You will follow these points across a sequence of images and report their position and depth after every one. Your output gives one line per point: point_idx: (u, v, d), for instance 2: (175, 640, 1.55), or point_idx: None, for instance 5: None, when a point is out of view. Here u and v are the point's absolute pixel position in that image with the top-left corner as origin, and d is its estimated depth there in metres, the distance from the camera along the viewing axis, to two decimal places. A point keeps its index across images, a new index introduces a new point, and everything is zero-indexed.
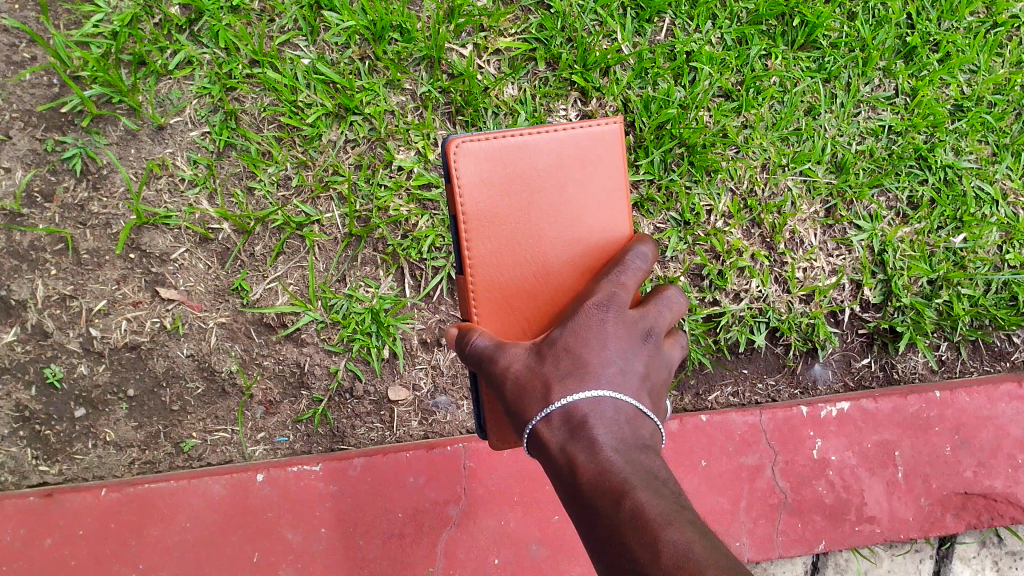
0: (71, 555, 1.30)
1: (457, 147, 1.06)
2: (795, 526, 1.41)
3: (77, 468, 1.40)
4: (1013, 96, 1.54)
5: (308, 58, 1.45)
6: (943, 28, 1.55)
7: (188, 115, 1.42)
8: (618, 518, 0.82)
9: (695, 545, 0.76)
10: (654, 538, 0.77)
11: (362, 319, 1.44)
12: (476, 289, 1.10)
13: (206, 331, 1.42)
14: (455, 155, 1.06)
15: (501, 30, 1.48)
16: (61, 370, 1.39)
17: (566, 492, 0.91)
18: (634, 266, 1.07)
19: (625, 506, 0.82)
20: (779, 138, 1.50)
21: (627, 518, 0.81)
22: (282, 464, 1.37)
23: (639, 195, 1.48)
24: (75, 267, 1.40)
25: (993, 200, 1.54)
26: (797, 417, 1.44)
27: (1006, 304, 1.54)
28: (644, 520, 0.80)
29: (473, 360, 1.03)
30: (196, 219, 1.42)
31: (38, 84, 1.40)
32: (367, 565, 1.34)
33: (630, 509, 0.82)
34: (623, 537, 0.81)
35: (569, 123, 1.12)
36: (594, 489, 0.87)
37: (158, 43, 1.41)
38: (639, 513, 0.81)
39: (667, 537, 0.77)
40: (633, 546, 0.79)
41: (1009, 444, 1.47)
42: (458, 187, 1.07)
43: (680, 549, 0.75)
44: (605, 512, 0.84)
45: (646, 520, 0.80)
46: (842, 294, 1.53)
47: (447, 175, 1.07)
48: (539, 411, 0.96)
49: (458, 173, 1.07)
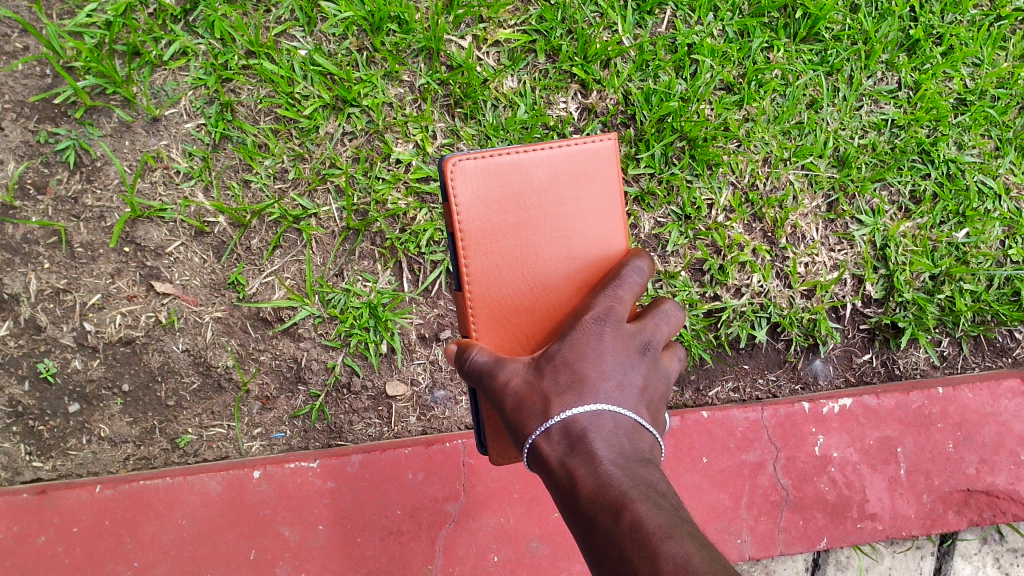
0: (65, 552, 1.28)
1: (454, 166, 1.05)
2: (796, 523, 1.40)
3: (71, 463, 1.38)
4: (1016, 90, 1.53)
5: (305, 49, 1.43)
6: (946, 21, 1.54)
7: (183, 106, 1.41)
8: (617, 530, 0.81)
9: (694, 558, 0.75)
10: (653, 551, 0.76)
11: (360, 313, 1.42)
12: (475, 306, 1.08)
13: (202, 325, 1.41)
14: (452, 173, 1.05)
15: (500, 21, 1.46)
16: (54, 364, 1.37)
17: (565, 506, 0.90)
18: (631, 281, 1.05)
19: (625, 519, 0.81)
20: (781, 131, 1.49)
21: (626, 532, 0.80)
22: (279, 461, 1.35)
23: (640, 189, 1.47)
24: (69, 261, 1.38)
25: (996, 195, 1.53)
26: (799, 413, 1.43)
27: (1008, 299, 1.53)
28: (643, 533, 0.79)
29: (472, 375, 1.02)
30: (192, 212, 1.40)
31: (30, 75, 1.37)
32: (365, 563, 1.32)
33: (629, 522, 0.80)
34: (622, 548, 0.79)
35: (565, 140, 1.11)
36: (594, 502, 0.85)
37: (152, 33, 1.39)
38: (638, 525, 0.80)
39: (667, 551, 0.76)
40: (633, 558, 0.78)
41: (1011, 441, 1.46)
42: (456, 204, 1.05)
43: (680, 562, 0.74)
44: (604, 525, 0.83)
45: (646, 532, 0.78)
46: (844, 289, 1.52)
47: (444, 192, 1.05)
48: (538, 426, 0.94)
49: (456, 191, 1.05)
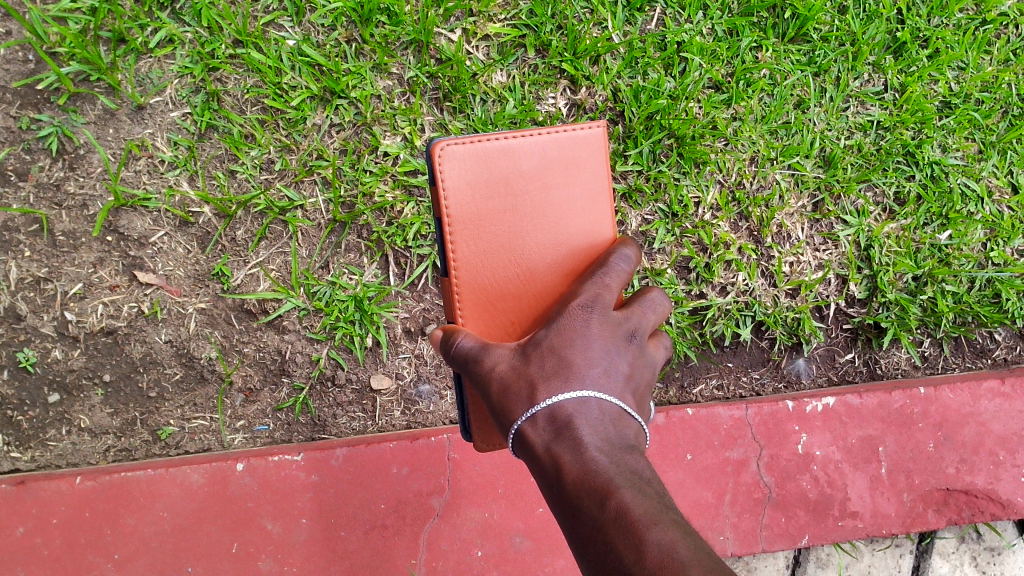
0: (44, 543, 1.27)
1: (441, 151, 1.04)
2: (778, 520, 1.41)
3: (50, 454, 1.37)
4: (1000, 94, 1.55)
5: (293, 39, 1.42)
6: (933, 24, 1.55)
7: (169, 95, 1.39)
8: (602, 518, 0.81)
9: (678, 546, 0.76)
10: (638, 538, 0.77)
11: (346, 307, 1.42)
12: (461, 292, 1.08)
13: (185, 316, 1.40)
14: (440, 157, 1.04)
15: (490, 15, 1.45)
16: (34, 354, 1.36)
17: (551, 493, 0.90)
18: (618, 269, 1.05)
19: (610, 507, 0.81)
20: (768, 131, 1.50)
21: (611, 519, 0.80)
22: (262, 453, 1.34)
23: (627, 186, 1.47)
24: (50, 249, 1.36)
25: (979, 198, 1.54)
26: (782, 411, 1.44)
27: (989, 301, 1.55)
28: (628, 521, 0.79)
29: (458, 361, 1.02)
30: (176, 202, 1.39)
31: (13, 60, 1.36)
32: (349, 557, 1.32)
33: (614, 509, 0.81)
34: (607, 535, 0.80)
35: (553, 128, 1.11)
36: (579, 489, 0.85)
37: (138, 20, 1.37)
38: (623, 512, 0.80)
39: (652, 538, 0.76)
40: (617, 546, 0.78)
41: (990, 441, 1.48)
42: (444, 190, 1.05)
43: (664, 550, 0.75)
44: (589, 512, 0.83)
45: (631, 520, 0.79)
46: (828, 288, 1.53)
47: (432, 177, 1.05)
48: (524, 412, 0.94)
49: (443, 176, 1.05)
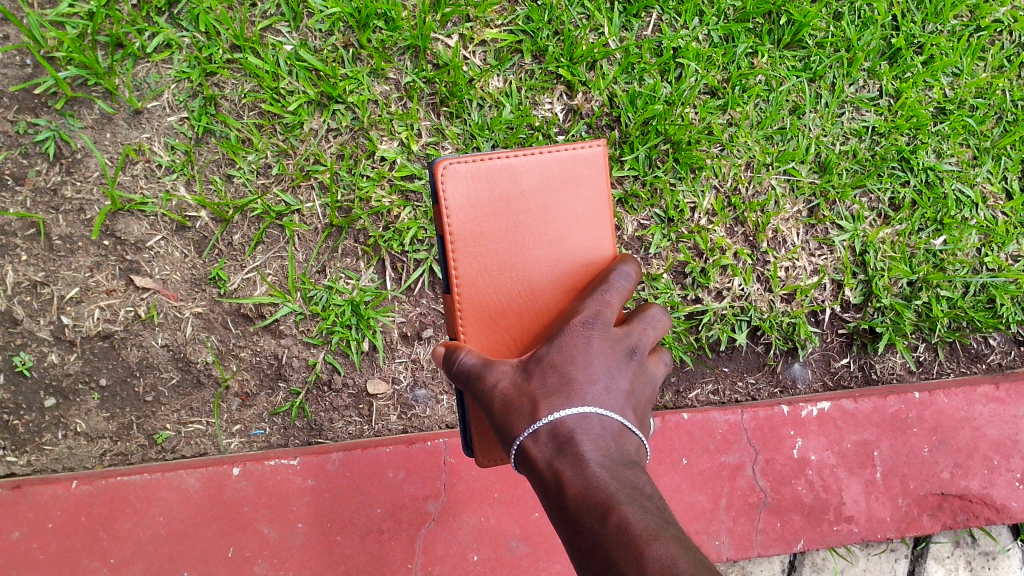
0: (39, 548, 1.27)
1: (444, 169, 1.05)
2: (774, 525, 1.41)
3: (46, 459, 1.37)
4: (994, 100, 1.55)
5: (290, 44, 1.42)
6: (927, 30, 1.56)
7: (166, 99, 1.40)
8: (603, 533, 0.81)
9: (679, 560, 0.76)
10: (639, 553, 0.77)
11: (342, 311, 1.42)
12: (463, 308, 1.08)
13: (182, 321, 1.40)
14: (442, 175, 1.05)
15: (487, 21, 1.46)
16: (30, 358, 1.36)
17: (553, 508, 0.90)
18: (618, 286, 1.06)
19: (611, 522, 0.82)
20: (764, 136, 1.50)
21: (612, 534, 0.80)
22: (258, 458, 1.34)
23: (623, 191, 1.48)
24: (46, 253, 1.36)
25: (973, 203, 1.55)
26: (778, 416, 1.45)
27: (983, 306, 1.55)
28: (629, 536, 0.79)
29: (460, 378, 1.02)
30: (173, 206, 1.39)
31: (10, 64, 1.36)
32: (345, 562, 1.32)
33: (615, 525, 0.81)
34: (608, 551, 0.80)
35: (554, 147, 1.11)
36: (582, 505, 0.86)
37: (136, 24, 1.38)
38: (625, 528, 0.80)
39: (653, 553, 0.76)
40: (619, 561, 0.78)
41: (984, 446, 1.49)
42: (446, 208, 1.06)
43: (665, 564, 0.75)
44: (591, 527, 0.83)
45: (632, 535, 0.79)
46: (823, 294, 1.54)
47: (435, 195, 1.06)
48: (526, 428, 0.94)
49: (446, 194, 1.05)
